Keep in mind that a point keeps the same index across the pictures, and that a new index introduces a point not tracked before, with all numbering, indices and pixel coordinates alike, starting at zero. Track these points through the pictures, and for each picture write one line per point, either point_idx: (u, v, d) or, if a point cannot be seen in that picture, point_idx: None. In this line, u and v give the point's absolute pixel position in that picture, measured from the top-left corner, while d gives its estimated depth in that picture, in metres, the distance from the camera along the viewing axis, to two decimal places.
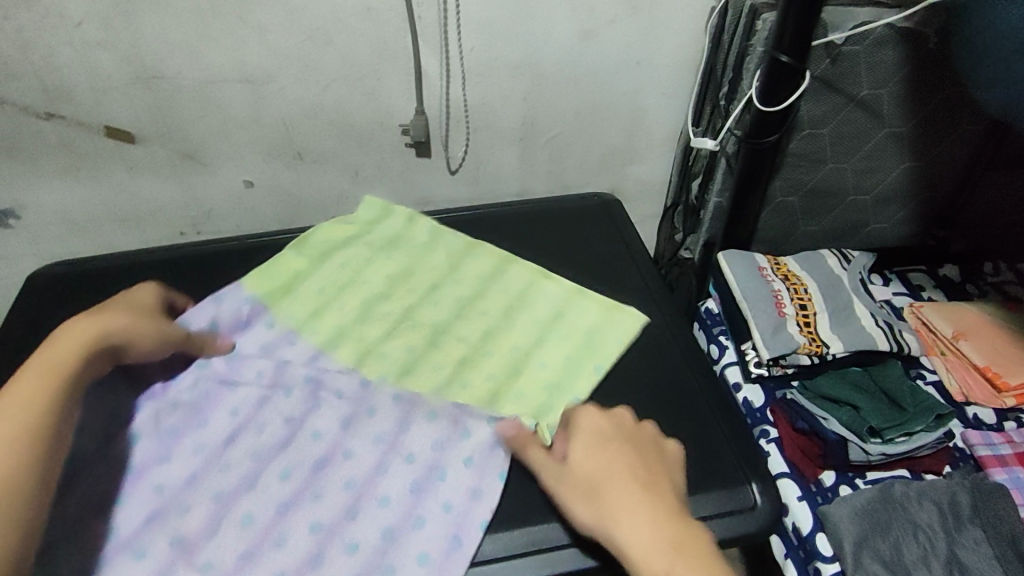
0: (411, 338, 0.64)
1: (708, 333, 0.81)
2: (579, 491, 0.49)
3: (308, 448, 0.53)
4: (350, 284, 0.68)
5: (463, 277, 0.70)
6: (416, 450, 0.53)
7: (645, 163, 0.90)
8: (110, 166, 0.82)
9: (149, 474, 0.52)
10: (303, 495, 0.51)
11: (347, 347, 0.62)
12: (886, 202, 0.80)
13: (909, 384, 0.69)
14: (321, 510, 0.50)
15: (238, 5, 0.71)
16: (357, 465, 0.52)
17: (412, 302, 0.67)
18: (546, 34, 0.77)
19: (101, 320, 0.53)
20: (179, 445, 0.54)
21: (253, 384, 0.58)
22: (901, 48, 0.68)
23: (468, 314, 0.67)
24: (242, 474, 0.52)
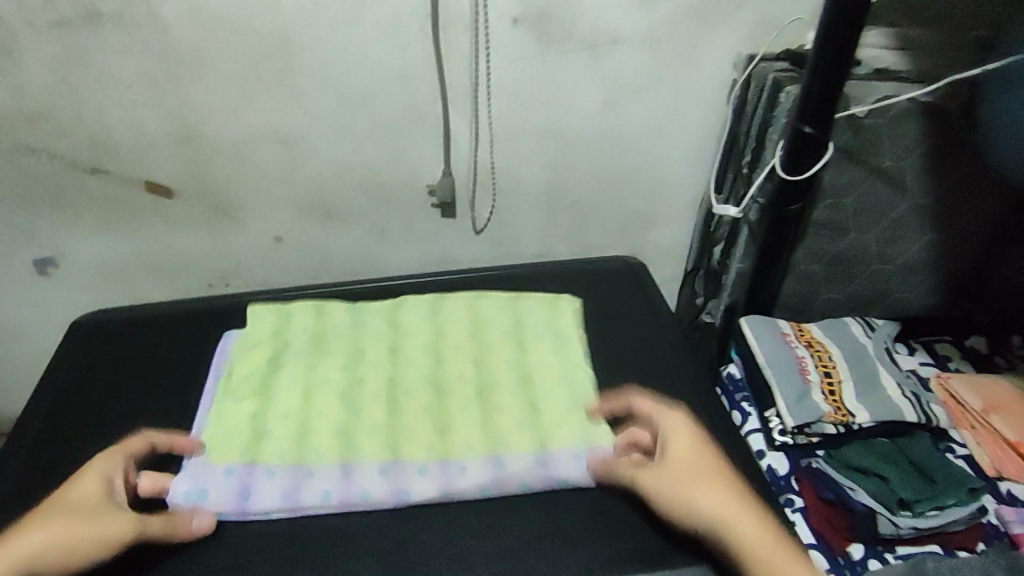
0: (418, 409, 0.63)
1: (730, 399, 0.80)
2: (681, 470, 0.51)
3: (373, 479, 0.57)
4: (319, 356, 0.68)
5: (430, 326, 0.72)
6: (466, 464, 0.58)
7: (666, 227, 0.92)
8: (147, 219, 0.85)
9: (299, 493, 0.56)
10: (440, 483, 0.57)
11: (363, 431, 0.61)
12: (910, 271, 0.80)
13: (938, 456, 0.68)
14: (423, 480, 0.57)
15: (280, 71, 0.75)
16: (422, 482, 0.57)
17: (389, 374, 0.66)
18: (572, 101, 0.80)
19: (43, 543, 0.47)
20: (288, 491, 0.56)
21: (274, 496, 0.56)
22: (923, 124, 0.70)
23: (447, 366, 0.68)
24: (361, 486, 0.57)
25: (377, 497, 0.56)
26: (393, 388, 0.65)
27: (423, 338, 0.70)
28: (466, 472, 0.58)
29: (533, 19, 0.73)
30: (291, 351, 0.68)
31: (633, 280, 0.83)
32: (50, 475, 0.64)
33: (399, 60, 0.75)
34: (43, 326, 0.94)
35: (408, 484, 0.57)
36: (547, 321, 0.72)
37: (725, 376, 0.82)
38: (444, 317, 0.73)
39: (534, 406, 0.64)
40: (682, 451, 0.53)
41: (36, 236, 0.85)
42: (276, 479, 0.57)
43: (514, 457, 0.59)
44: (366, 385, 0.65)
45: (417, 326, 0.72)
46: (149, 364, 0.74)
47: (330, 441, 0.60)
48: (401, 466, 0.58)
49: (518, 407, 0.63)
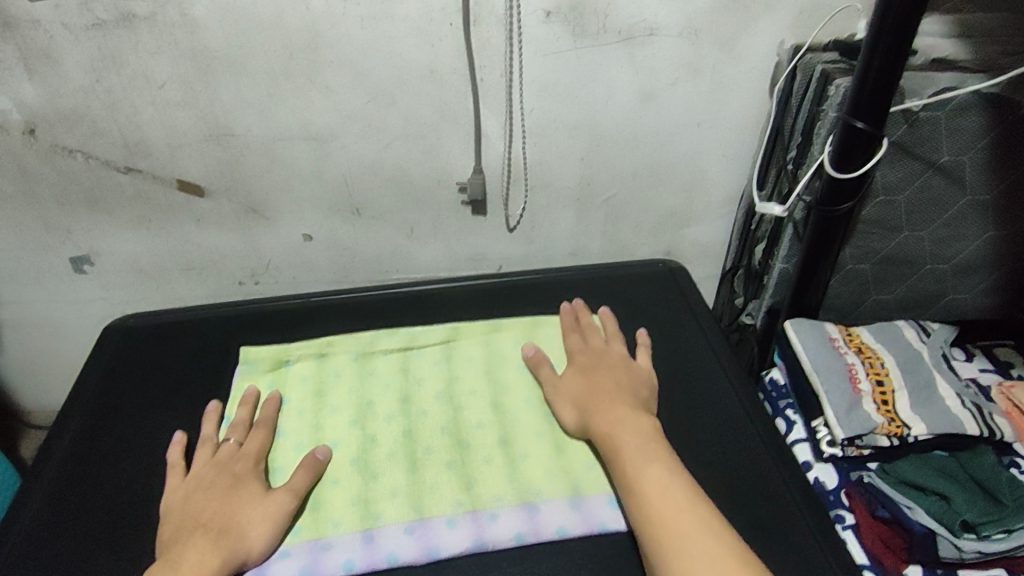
0: (433, 459, 0.62)
1: (773, 406, 0.76)
2: (607, 415, 0.60)
3: (400, 540, 0.55)
4: (325, 414, 0.66)
5: (442, 372, 0.70)
6: (498, 509, 0.57)
7: (703, 225, 0.88)
8: (180, 218, 0.86)
9: (321, 560, 0.54)
10: (475, 535, 0.55)
11: (382, 489, 0.59)
12: (967, 271, 0.76)
13: (1005, 474, 0.62)
14: (453, 533, 0.55)
15: (309, 68, 0.74)
16: (451, 535, 0.55)
17: (402, 426, 0.65)
18: (606, 96, 0.77)
19: None
20: (310, 553, 0.55)
21: (297, 556, 0.54)
22: (985, 113, 0.65)
23: (464, 405, 0.67)
24: (389, 545, 0.55)
25: (408, 557, 0.54)
26: (407, 443, 0.63)
27: (436, 384, 0.69)
28: (501, 519, 0.56)
29: (566, 12, 0.71)
30: (292, 413, 0.67)
31: (673, 282, 0.80)
32: (92, 475, 0.64)
33: (429, 56, 0.74)
34: (80, 323, 0.95)
35: (436, 536, 0.55)
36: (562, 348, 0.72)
37: (768, 383, 0.78)
38: (457, 356, 0.72)
39: (560, 453, 0.62)
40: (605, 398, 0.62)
41: (72, 235, 0.86)
42: (297, 549, 0.55)
43: (549, 505, 0.57)
44: (378, 440, 0.64)
45: (429, 372, 0.70)
46: (183, 369, 0.74)
47: (347, 511, 0.58)
48: (428, 522, 0.56)
49: (543, 449, 0.62)
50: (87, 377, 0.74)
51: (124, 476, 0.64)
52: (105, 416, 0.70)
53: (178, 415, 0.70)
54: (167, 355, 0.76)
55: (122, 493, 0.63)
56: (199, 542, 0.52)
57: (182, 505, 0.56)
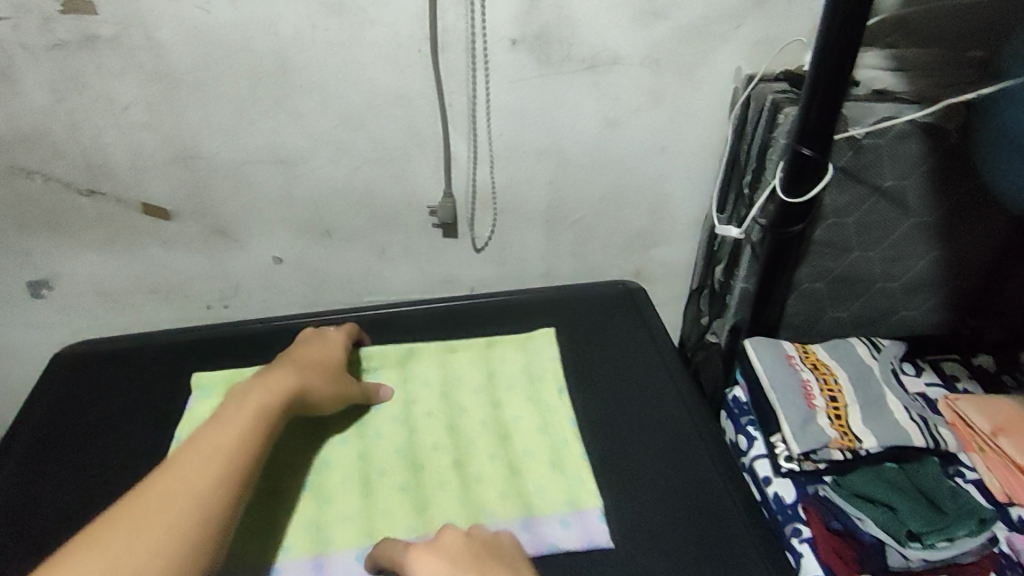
0: (389, 480, 0.63)
1: (735, 423, 0.78)
2: None
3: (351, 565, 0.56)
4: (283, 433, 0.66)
5: (398, 394, 0.71)
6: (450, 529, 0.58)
7: (668, 246, 0.91)
8: (145, 241, 0.85)
9: None
10: None
11: (333, 514, 0.60)
12: (914, 290, 0.79)
13: (947, 484, 0.66)
14: None
15: (277, 92, 0.74)
16: None
17: (357, 450, 0.65)
18: (572, 121, 0.79)
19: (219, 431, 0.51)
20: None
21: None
22: (922, 141, 0.69)
23: (419, 428, 0.68)
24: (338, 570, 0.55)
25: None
26: (363, 467, 0.64)
27: (393, 406, 0.70)
28: None
29: (532, 40, 0.73)
30: None
31: (631, 304, 0.82)
32: (38, 505, 0.63)
33: (397, 81, 0.75)
34: (39, 348, 0.93)
35: None
36: (523, 366, 0.74)
37: (730, 400, 0.81)
38: (413, 379, 0.73)
39: (515, 473, 0.63)
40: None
41: (31, 258, 0.84)
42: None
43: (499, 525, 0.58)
44: (333, 466, 0.64)
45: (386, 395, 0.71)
46: (146, 395, 0.73)
47: (300, 536, 0.58)
48: None
49: (498, 470, 0.63)
50: (45, 403, 0.72)
51: (69, 505, 0.63)
52: (58, 444, 0.68)
53: (139, 441, 0.68)
54: (130, 380, 0.75)
55: (64, 524, 0.61)
56: (275, 380, 0.59)
57: (292, 385, 0.59)
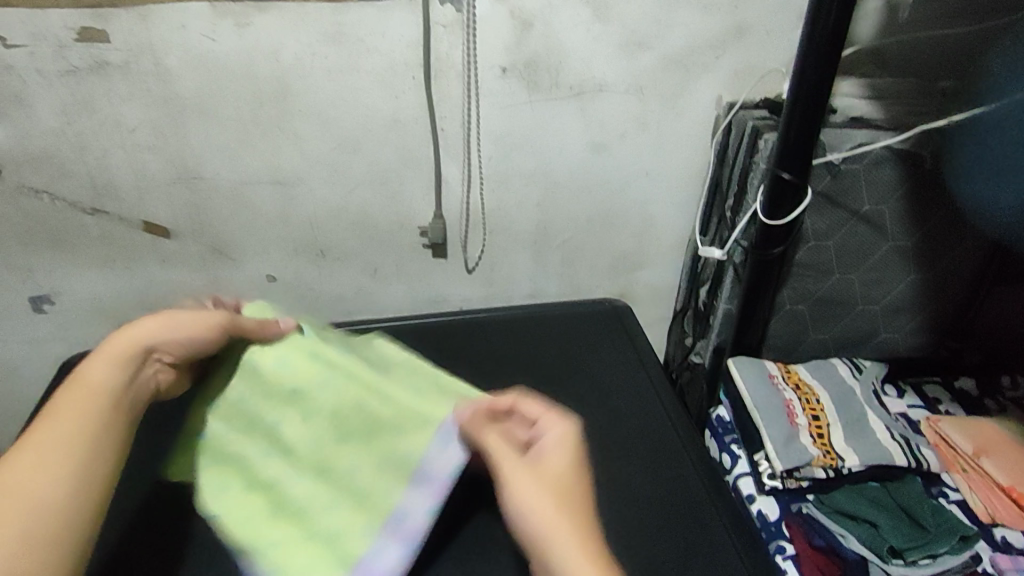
0: (345, 452, 0.55)
1: (719, 441, 0.79)
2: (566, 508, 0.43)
3: None
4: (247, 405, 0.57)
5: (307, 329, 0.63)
6: None
7: (655, 268, 0.93)
8: (145, 259, 0.87)
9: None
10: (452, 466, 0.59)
11: (321, 496, 0.52)
12: (895, 312, 0.81)
13: (929, 502, 0.67)
14: None
15: (277, 116, 0.78)
16: None
17: (315, 398, 0.57)
18: (559, 146, 0.82)
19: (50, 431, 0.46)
20: None
21: None
22: (897, 166, 0.71)
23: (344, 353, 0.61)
24: None
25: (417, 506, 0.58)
26: (335, 416, 0.56)
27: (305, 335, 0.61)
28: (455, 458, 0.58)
29: (521, 68, 0.76)
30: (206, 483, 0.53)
31: (618, 322, 0.83)
32: None
33: (392, 107, 0.78)
34: (36, 364, 0.94)
35: None
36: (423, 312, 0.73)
37: (714, 419, 0.82)
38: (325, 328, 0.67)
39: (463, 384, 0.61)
40: (555, 465, 0.46)
41: (33, 274, 0.87)
42: None
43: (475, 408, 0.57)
44: (307, 419, 0.56)
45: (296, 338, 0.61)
46: None
47: (336, 516, 0.51)
48: (423, 466, 0.53)
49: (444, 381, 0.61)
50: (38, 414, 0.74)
51: None
52: None
53: None
54: None
55: None
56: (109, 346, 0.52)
57: (141, 339, 0.53)
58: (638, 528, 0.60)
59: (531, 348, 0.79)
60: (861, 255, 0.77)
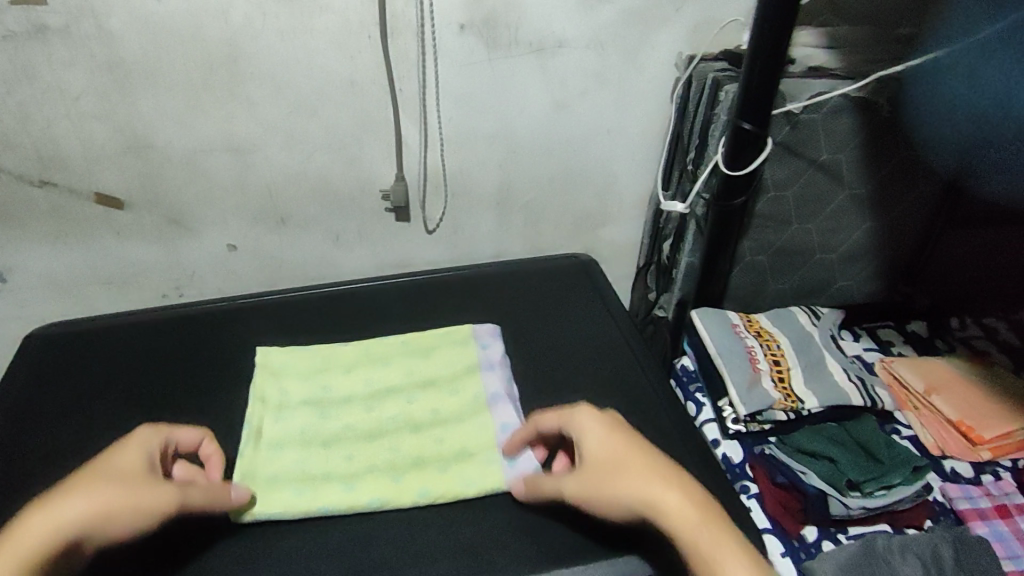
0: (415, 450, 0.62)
1: (685, 390, 0.81)
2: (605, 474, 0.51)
3: (488, 381, 0.67)
4: (288, 466, 0.59)
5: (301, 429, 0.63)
6: (490, 384, 0.66)
7: (618, 226, 0.93)
8: (98, 232, 0.84)
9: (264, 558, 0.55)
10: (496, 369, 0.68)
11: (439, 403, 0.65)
12: (851, 259, 0.83)
13: (883, 437, 0.70)
14: (490, 382, 0.67)
15: (229, 80, 0.75)
16: (492, 381, 0.67)
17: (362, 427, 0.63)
18: (521, 105, 0.81)
19: (21, 526, 0.44)
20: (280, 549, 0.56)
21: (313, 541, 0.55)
22: (854, 115, 0.72)
23: (342, 410, 0.65)
24: (494, 386, 0.66)
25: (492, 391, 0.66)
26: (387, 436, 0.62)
27: (304, 416, 0.64)
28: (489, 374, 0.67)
29: (479, 25, 0.75)
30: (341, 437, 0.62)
31: (583, 276, 0.84)
32: None
33: (348, 68, 0.76)
34: None
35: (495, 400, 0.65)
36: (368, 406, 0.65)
37: (680, 369, 0.84)
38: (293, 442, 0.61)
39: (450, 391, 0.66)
40: (604, 456, 0.51)
41: None
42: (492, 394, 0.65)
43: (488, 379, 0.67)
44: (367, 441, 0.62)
45: (287, 439, 0.62)
46: (97, 375, 0.72)
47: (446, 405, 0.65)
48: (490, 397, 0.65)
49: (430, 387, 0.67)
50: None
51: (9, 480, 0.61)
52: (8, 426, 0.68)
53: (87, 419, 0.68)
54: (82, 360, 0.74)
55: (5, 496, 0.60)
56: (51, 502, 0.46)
57: (77, 527, 0.45)
58: None
59: (500, 306, 0.80)
60: (818, 205, 0.78)
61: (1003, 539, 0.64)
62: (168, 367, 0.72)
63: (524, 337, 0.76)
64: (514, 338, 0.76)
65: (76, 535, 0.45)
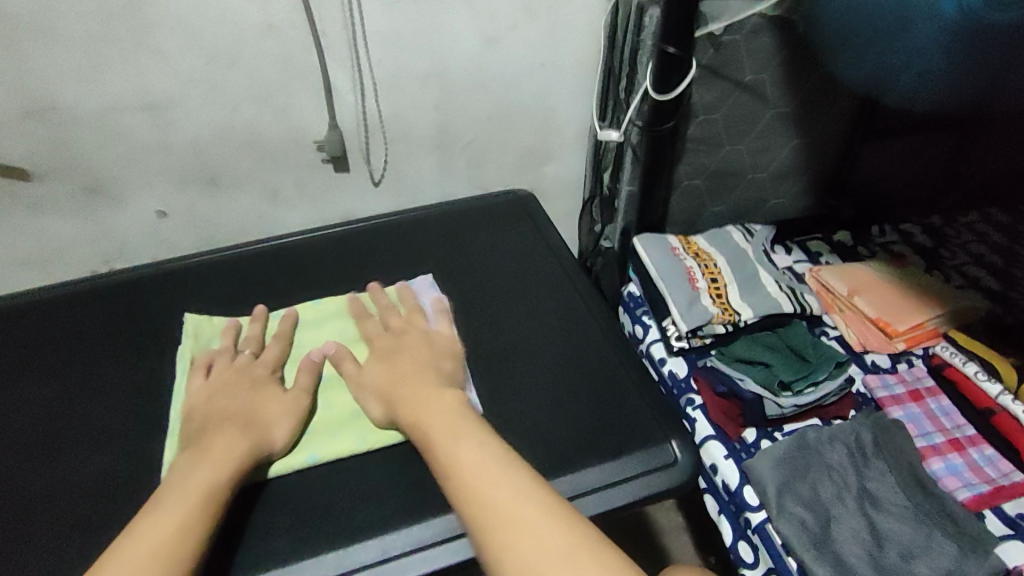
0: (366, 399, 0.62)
1: (632, 315, 0.85)
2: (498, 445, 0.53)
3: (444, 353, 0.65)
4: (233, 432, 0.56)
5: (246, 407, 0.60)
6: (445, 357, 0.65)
7: (560, 161, 0.94)
8: (9, 207, 0.78)
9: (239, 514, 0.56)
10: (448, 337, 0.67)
11: None
12: (781, 177, 0.87)
13: (812, 339, 0.76)
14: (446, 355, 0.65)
15: (133, 30, 0.70)
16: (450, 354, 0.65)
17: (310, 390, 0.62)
18: (451, 43, 0.79)
19: (183, 466, 0.52)
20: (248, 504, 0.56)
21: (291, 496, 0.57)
22: (775, 34, 0.74)
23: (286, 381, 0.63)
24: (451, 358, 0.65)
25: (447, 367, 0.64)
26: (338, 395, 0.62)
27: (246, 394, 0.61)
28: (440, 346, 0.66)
29: None
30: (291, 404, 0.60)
31: (526, 214, 0.86)
32: None
33: (264, 10, 0.72)
34: None
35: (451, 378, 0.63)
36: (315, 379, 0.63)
37: (626, 296, 0.87)
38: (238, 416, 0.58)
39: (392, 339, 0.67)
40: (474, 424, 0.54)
41: None
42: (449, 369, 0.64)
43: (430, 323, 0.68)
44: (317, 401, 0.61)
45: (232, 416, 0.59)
46: (38, 356, 0.69)
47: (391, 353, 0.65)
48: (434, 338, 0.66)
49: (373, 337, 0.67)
50: None
51: None
52: None
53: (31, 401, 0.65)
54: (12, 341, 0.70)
55: None
56: (210, 442, 0.54)
57: (237, 455, 0.53)
58: (565, 398, 0.65)
59: (449, 250, 0.80)
60: (744, 125, 0.81)
61: (914, 419, 0.72)
62: (112, 340, 0.70)
63: (476, 273, 0.78)
64: (465, 275, 0.77)
65: (224, 473, 0.52)
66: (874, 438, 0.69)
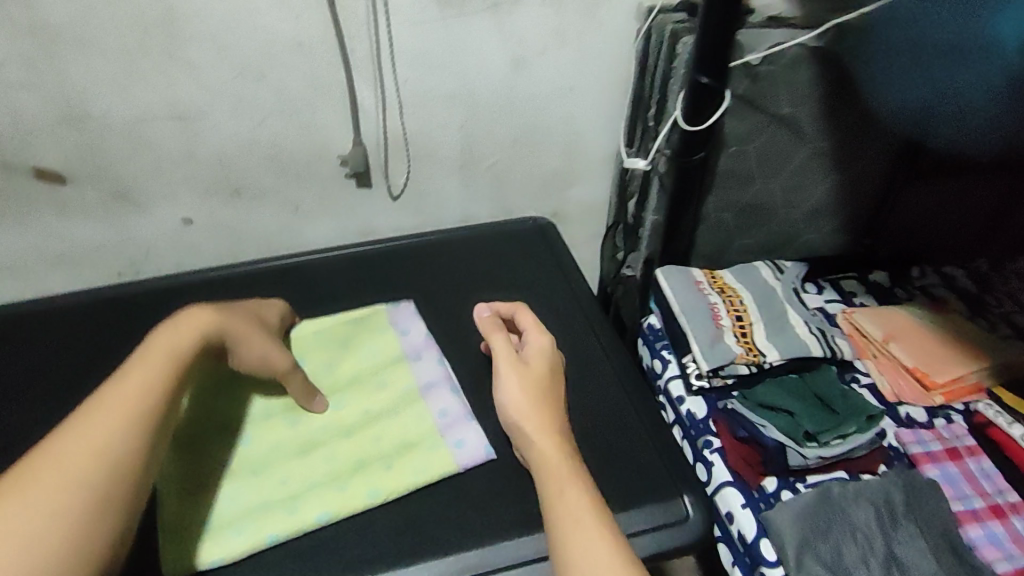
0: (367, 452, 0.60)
1: (651, 348, 0.81)
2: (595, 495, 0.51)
3: (438, 400, 0.63)
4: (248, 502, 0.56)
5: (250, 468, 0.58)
6: (441, 405, 0.63)
7: (584, 185, 0.92)
8: (41, 209, 0.80)
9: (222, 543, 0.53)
10: (442, 383, 0.65)
11: (379, 401, 0.64)
12: (816, 214, 0.83)
13: (839, 388, 0.72)
14: (442, 402, 0.63)
15: (166, 43, 0.71)
16: (446, 400, 0.63)
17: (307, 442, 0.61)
18: (478, 64, 0.78)
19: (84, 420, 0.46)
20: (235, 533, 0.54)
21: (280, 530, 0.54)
22: (814, 68, 0.71)
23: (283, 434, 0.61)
24: (446, 405, 0.63)
25: (446, 418, 0.62)
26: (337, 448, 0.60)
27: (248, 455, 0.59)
28: (435, 394, 0.64)
29: None
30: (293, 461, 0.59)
31: (542, 240, 0.84)
32: None
33: (295, 28, 0.72)
34: None
35: (450, 429, 0.61)
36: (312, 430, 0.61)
37: (646, 328, 0.84)
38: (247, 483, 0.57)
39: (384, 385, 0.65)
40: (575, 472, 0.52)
41: None
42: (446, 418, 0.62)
43: (421, 368, 0.66)
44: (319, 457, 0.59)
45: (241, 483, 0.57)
46: (50, 359, 0.69)
47: (386, 401, 0.64)
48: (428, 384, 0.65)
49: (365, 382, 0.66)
50: None
51: None
52: None
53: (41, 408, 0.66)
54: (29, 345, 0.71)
55: None
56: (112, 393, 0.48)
57: (139, 402, 0.48)
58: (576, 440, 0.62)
59: (463, 273, 0.79)
60: (780, 160, 0.77)
61: (950, 480, 0.67)
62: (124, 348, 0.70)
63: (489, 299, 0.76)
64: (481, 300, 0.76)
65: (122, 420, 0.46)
66: (906, 500, 0.64)
